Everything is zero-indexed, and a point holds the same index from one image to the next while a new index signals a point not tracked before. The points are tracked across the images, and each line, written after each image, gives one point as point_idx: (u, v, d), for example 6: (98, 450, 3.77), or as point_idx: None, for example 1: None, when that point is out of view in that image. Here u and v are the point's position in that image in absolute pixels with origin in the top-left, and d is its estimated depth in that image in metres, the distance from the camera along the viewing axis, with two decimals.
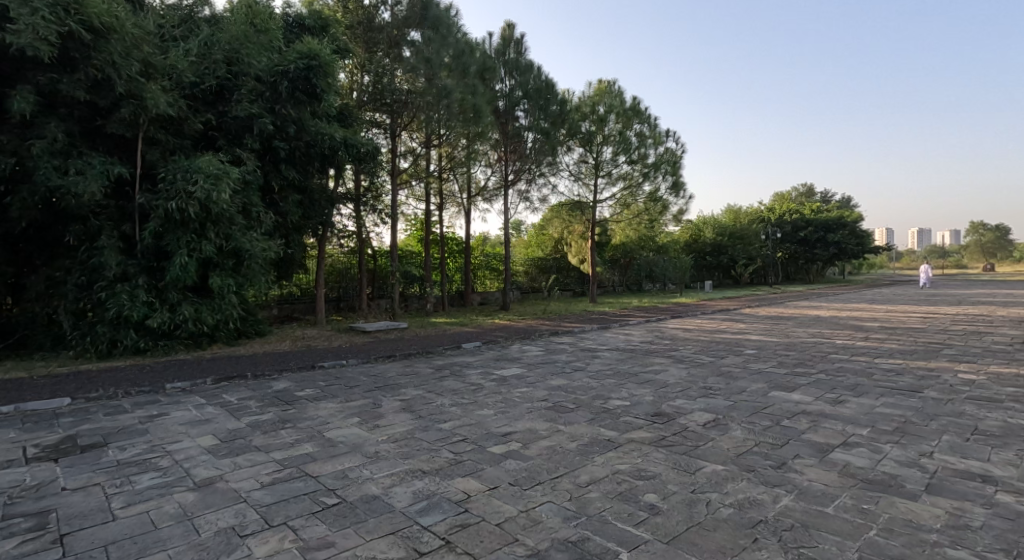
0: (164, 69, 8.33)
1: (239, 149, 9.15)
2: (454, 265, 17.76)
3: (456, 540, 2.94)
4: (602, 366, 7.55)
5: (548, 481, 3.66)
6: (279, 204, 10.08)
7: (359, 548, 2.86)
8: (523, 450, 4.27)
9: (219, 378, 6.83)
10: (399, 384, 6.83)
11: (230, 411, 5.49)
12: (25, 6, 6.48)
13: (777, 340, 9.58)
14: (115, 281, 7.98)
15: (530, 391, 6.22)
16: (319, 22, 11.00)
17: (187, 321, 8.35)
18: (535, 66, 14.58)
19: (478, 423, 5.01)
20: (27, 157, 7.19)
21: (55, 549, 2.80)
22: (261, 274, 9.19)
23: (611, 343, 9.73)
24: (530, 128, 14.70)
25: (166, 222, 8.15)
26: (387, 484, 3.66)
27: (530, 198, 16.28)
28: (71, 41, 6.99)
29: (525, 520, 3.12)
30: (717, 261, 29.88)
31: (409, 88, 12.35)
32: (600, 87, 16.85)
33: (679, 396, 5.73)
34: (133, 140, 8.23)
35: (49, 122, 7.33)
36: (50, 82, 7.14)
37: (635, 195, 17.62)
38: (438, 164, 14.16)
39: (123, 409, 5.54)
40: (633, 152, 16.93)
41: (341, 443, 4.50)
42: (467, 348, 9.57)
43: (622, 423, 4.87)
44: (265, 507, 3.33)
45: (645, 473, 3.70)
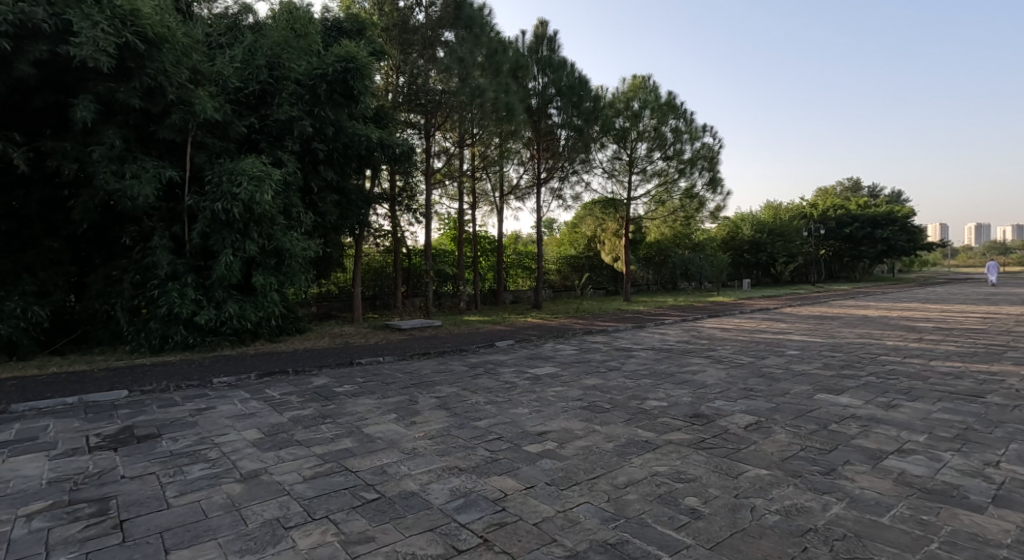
0: (211, 75, 8.64)
1: (281, 151, 9.39)
2: (487, 264, 17.84)
3: (493, 539, 2.94)
4: (638, 366, 7.45)
5: (585, 481, 3.63)
6: (318, 204, 10.28)
7: (398, 544, 2.89)
8: (559, 450, 4.24)
9: (262, 374, 7.03)
10: (434, 381, 6.89)
11: (273, 406, 5.65)
12: (86, 20, 6.78)
13: (821, 341, 9.25)
14: (166, 280, 8.30)
15: (565, 390, 6.19)
16: (356, 25, 11.19)
17: (232, 318, 8.61)
18: (568, 63, 14.48)
19: (513, 422, 5.01)
20: (87, 162, 7.54)
21: (116, 534, 2.93)
22: (302, 273, 9.41)
23: (646, 342, 9.61)
24: (564, 125, 14.63)
25: (212, 223, 8.43)
26: (424, 481, 3.70)
27: (563, 197, 16.26)
28: (127, 51, 7.30)
29: (562, 520, 3.11)
30: (756, 259, 29.05)
31: (442, 89, 12.45)
32: (635, 83, 16.55)
33: (719, 398, 5.61)
34: (183, 144, 8.55)
35: (106, 128, 7.67)
36: (109, 91, 7.48)
37: (670, 192, 17.35)
38: (471, 164, 14.25)
39: (174, 401, 5.77)
40: (668, 148, 16.67)
41: (378, 439, 4.57)
42: (500, 346, 9.59)
43: (660, 424, 4.79)
44: (307, 500, 3.41)
45: (685, 476, 3.63)
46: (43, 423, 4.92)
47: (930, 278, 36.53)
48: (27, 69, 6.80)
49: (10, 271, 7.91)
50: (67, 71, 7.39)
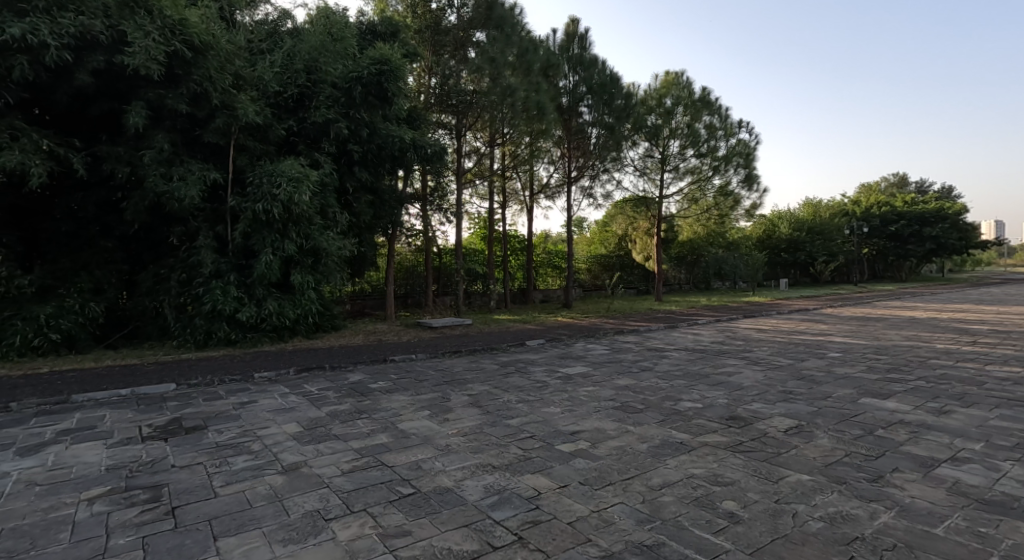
0: (253, 81, 8.91)
1: (317, 153, 9.62)
2: (517, 264, 17.89)
3: (528, 536, 2.96)
4: (671, 367, 7.36)
5: (619, 482, 3.61)
6: (353, 204, 10.48)
7: (435, 539, 2.93)
8: (592, 450, 4.23)
9: (300, 369, 7.22)
10: (466, 379, 6.95)
11: (311, 401, 5.80)
12: (139, 30, 7.08)
13: (865, 343, 8.95)
14: (210, 278, 8.60)
15: (596, 390, 6.16)
16: (389, 28, 11.36)
17: (272, 315, 8.87)
18: (599, 60, 14.38)
19: (545, 421, 5.01)
20: (138, 165, 7.88)
21: (168, 520, 3.06)
22: (337, 272, 9.62)
23: (679, 343, 9.48)
24: (595, 123, 14.56)
25: (253, 223, 8.69)
26: (459, 478, 3.74)
27: (594, 196, 16.19)
28: (176, 59, 7.60)
29: (597, 521, 3.10)
30: (794, 258, 28.24)
31: (474, 89, 12.54)
32: (668, 79, 16.26)
33: (756, 400, 5.49)
34: (226, 147, 8.83)
35: (156, 133, 7.98)
36: (158, 97, 7.79)
37: (704, 190, 17.08)
38: (501, 163, 14.32)
39: (219, 395, 5.98)
40: (702, 145, 16.38)
41: (413, 435, 4.64)
42: (531, 345, 9.59)
43: (695, 426, 4.72)
44: (346, 493, 3.49)
45: (722, 479, 3.57)
46: (99, 414, 5.17)
47: (982, 278, 34.99)
48: (85, 78, 7.16)
49: (68, 270, 8.34)
50: (121, 79, 7.73)
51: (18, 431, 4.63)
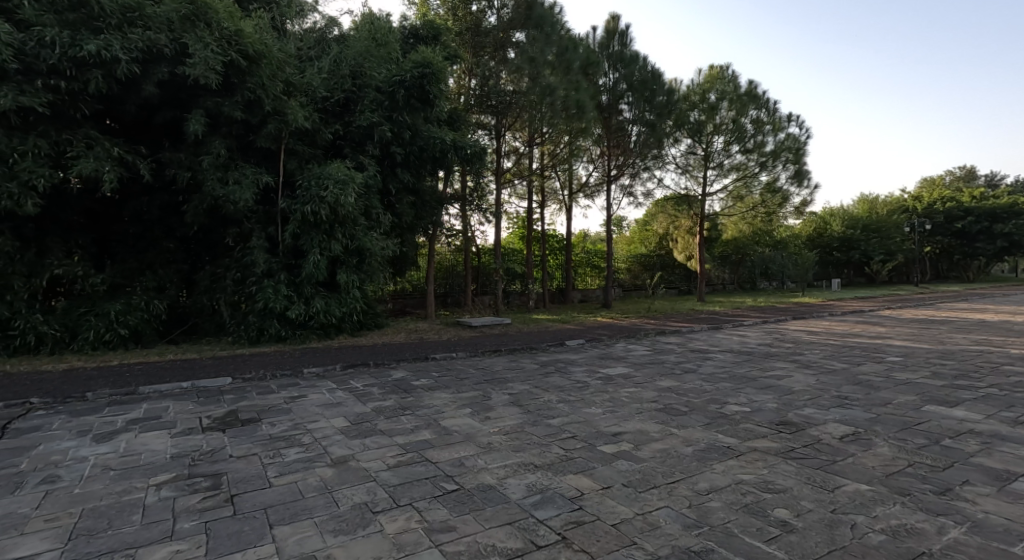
0: (302, 87, 9.20)
1: (362, 156, 9.84)
2: (556, 263, 17.85)
3: (572, 536, 2.95)
4: (716, 369, 7.19)
5: (664, 485, 3.56)
6: (396, 205, 10.67)
7: (479, 535, 2.96)
8: (636, 452, 4.18)
9: (346, 365, 7.42)
10: (506, 378, 6.99)
11: (357, 396, 5.95)
12: (199, 42, 7.44)
13: (928, 347, 8.48)
14: (262, 277, 8.93)
15: (638, 391, 6.09)
16: (431, 31, 11.49)
17: (319, 313, 9.14)
18: (640, 56, 14.17)
19: (587, 422, 4.98)
20: (197, 170, 8.25)
21: (228, 507, 3.20)
22: (381, 271, 9.83)
23: (724, 344, 9.25)
24: (635, 121, 14.38)
25: (302, 224, 8.96)
26: (502, 476, 3.76)
27: (635, 194, 15.97)
28: (232, 69, 7.95)
29: (642, 524, 3.06)
30: (847, 258, 27.10)
31: (513, 89, 12.59)
32: (712, 74, 15.82)
33: (808, 405, 5.30)
34: (277, 152, 9.14)
35: (213, 139, 8.34)
36: (216, 105, 8.16)
37: (750, 187, 16.61)
38: (540, 162, 14.32)
39: (271, 389, 6.21)
40: (748, 140, 15.89)
41: (455, 432, 4.69)
42: (571, 345, 9.54)
43: (743, 430, 4.60)
44: (392, 487, 3.57)
45: (773, 487, 3.47)
46: (163, 405, 5.45)
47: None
48: (150, 89, 7.56)
49: (134, 269, 8.81)
50: (183, 89, 8.12)
51: (93, 418, 4.94)
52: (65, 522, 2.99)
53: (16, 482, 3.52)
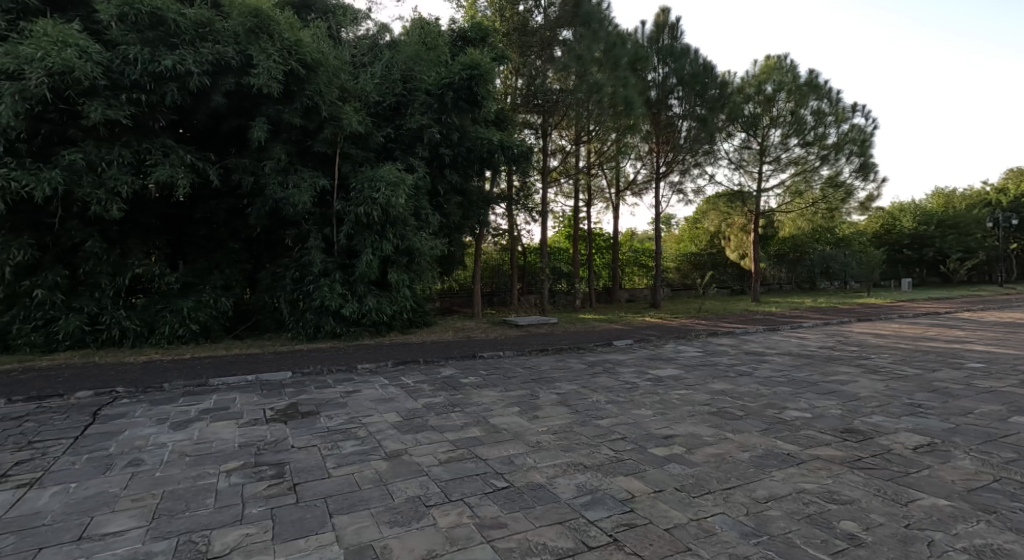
0: (356, 92, 9.48)
1: (413, 158, 10.02)
2: (602, 262, 17.67)
3: (624, 539, 2.92)
4: (772, 372, 6.94)
5: (719, 491, 3.47)
6: (444, 206, 10.83)
7: (530, 533, 2.98)
8: (688, 455, 4.10)
9: (398, 362, 7.61)
10: (553, 377, 6.98)
11: (408, 392, 6.09)
12: (263, 53, 7.82)
13: (1013, 353, 7.89)
14: (319, 276, 9.27)
15: (689, 394, 5.96)
16: (479, 33, 11.58)
17: (372, 311, 9.41)
18: (691, 49, 13.83)
19: (636, 423, 4.92)
20: (260, 175, 8.64)
21: (290, 494, 3.35)
22: (429, 271, 10.02)
23: (781, 347, 8.90)
24: (686, 115, 14.06)
25: (356, 225, 9.23)
26: (551, 475, 3.77)
27: (684, 191, 15.60)
28: (292, 77, 8.29)
29: (697, 529, 3.00)
30: (919, 256, 25.64)
31: (560, 88, 12.56)
32: (769, 64, 15.20)
33: (875, 412, 5.05)
34: (332, 156, 9.44)
35: (275, 145, 8.72)
36: (277, 112, 8.53)
37: (810, 181, 15.95)
38: (587, 160, 14.20)
39: (328, 383, 6.45)
40: (808, 133, 15.20)
41: (504, 430, 4.73)
42: (618, 345, 9.44)
43: (804, 437, 4.43)
44: (444, 482, 3.63)
45: (838, 497, 3.32)
46: (231, 396, 5.75)
47: None
48: (219, 99, 7.99)
49: (204, 268, 9.31)
50: (247, 98, 8.54)
51: (170, 407, 5.27)
52: (149, 502, 3.21)
53: (106, 463, 3.80)
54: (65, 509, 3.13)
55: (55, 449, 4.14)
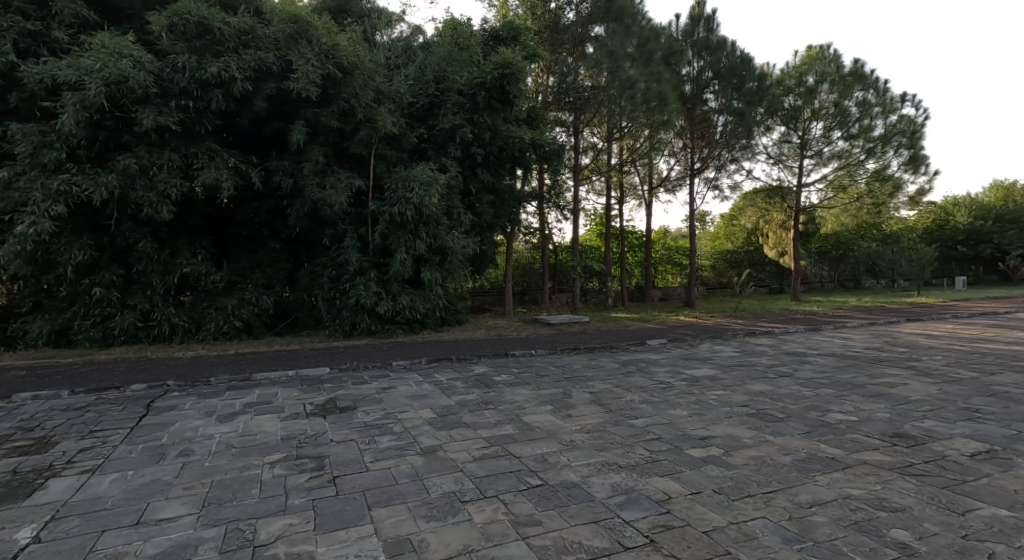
0: (390, 94, 9.61)
1: (445, 158, 10.09)
2: (635, 261, 17.45)
3: (661, 540, 2.88)
4: (814, 373, 6.74)
5: (759, 495, 3.39)
6: (476, 205, 10.88)
7: (565, 532, 2.97)
8: (726, 457, 4.01)
9: (431, 359, 7.69)
10: (586, 376, 6.93)
11: (442, 389, 6.14)
12: (302, 58, 8.02)
13: None
14: (355, 274, 9.44)
15: (727, 394, 5.82)
16: (511, 31, 11.57)
17: (405, 309, 9.53)
18: (727, 42, 13.50)
19: (672, 423, 4.85)
20: (299, 176, 8.86)
21: (330, 487, 3.42)
22: (462, 269, 10.08)
23: (824, 348, 8.62)
24: (722, 110, 13.74)
25: (390, 224, 9.36)
26: (586, 474, 3.74)
27: (720, 187, 15.26)
28: (329, 81, 8.47)
29: (737, 533, 2.94)
30: (975, 252, 24.47)
31: (592, 84, 12.47)
32: (810, 54, 14.71)
33: (927, 417, 4.84)
34: (368, 157, 9.58)
35: (313, 147, 8.92)
36: (315, 115, 8.72)
37: (854, 176, 15.40)
38: (619, 157, 14.03)
39: (364, 379, 6.56)
40: (852, 126, 14.66)
41: (538, 428, 4.73)
42: (652, 345, 9.31)
43: (849, 441, 4.28)
44: (479, 478, 3.65)
45: (888, 505, 3.20)
46: (272, 391, 5.91)
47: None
48: (260, 103, 8.23)
49: (247, 267, 9.60)
50: (287, 102, 8.77)
51: (216, 400, 5.45)
52: (199, 491, 3.32)
53: (160, 453, 3.96)
54: (123, 495, 3.27)
55: (114, 438, 4.33)
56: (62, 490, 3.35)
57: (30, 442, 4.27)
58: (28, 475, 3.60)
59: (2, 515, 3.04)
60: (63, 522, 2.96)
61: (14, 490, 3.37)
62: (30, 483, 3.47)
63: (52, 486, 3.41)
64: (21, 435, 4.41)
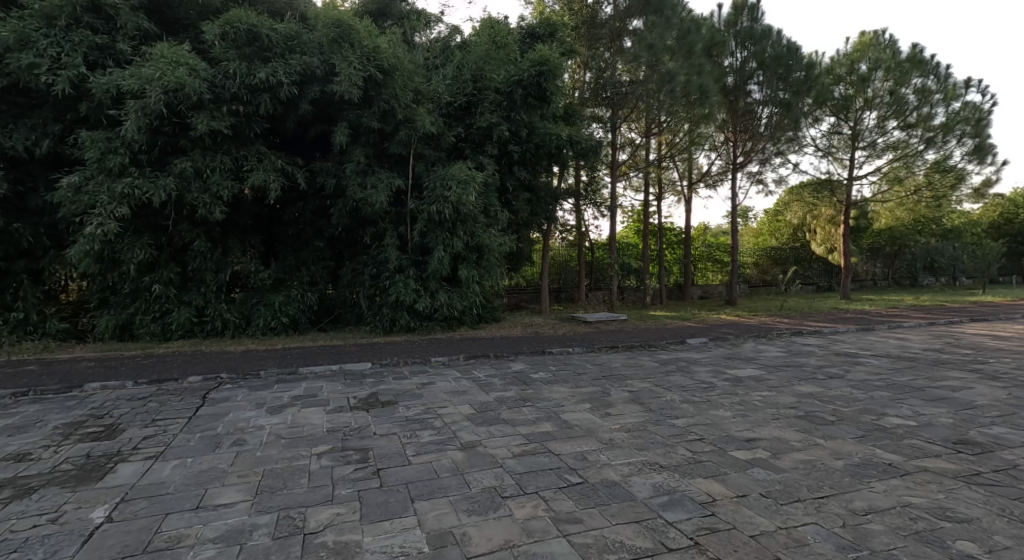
0: (429, 94, 9.70)
1: (483, 156, 10.12)
2: (673, 258, 17.12)
3: (706, 542, 2.82)
4: (866, 375, 6.46)
5: (810, 500, 3.27)
6: (513, 203, 10.91)
7: (606, 530, 2.93)
8: (773, 460, 3.88)
9: (469, 355, 7.74)
10: (625, 375, 6.84)
11: (480, 385, 6.17)
12: (345, 61, 8.21)
13: None
14: (394, 272, 9.59)
15: (772, 396, 5.64)
16: (548, 28, 11.51)
17: (443, 306, 9.64)
18: (773, 31, 13.05)
19: (715, 424, 4.73)
20: (342, 177, 9.05)
21: (374, 479, 3.48)
22: (499, 267, 10.09)
23: (877, 348, 8.26)
24: (767, 101, 13.32)
25: (429, 223, 9.45)
26: (626, 473, 3.69)
27: (764, 181, 14.80)
28: (371, 83, 8.63)
29: (787, 539, 2.84)
30: None
31: (630, 79, 12.27)
32: (863, 41, 14.04)
33: (993, 423, 4.57)
34: (407, 157, 9.70)
35: (355, 148, 9.11)
36: (357, 117, 8.90)
37: (911, 168, 14.69)
38: (657, 153, 13.78)
39: (404, 375, 6.66)
40: (909, 115, 13.99)
41: (576, 426, 4.69)
42: (693, 344, 9.13)
43: (908, 446, 4.08)
44: (519, 474, 3.65)
45: (953, 515, 3.03)
46: (318, 384, 6.06)
47: None
48: (305, 106, 8.46)
49: (292, 265, 9.87)
50: (330, 105, 8.98)
51: (266, 393, 5.63)
52: (252, 479, 3.44)
53: (216, 442, 4.12)
54: (184, 480, 3.41)
55: (174, 427, 4.53)
56: (131, 474, 3.52)
57: (100, 428, 4.51)
58: (99, 459, 3.80)
59: (77, 496, 3.22)
60: (132, 503, 3.11)
61: (87, 473, 3.56)
62: (102, 466, 3.66)
63: (121, 471, 3.59)
64: (91, 423, 4.67)
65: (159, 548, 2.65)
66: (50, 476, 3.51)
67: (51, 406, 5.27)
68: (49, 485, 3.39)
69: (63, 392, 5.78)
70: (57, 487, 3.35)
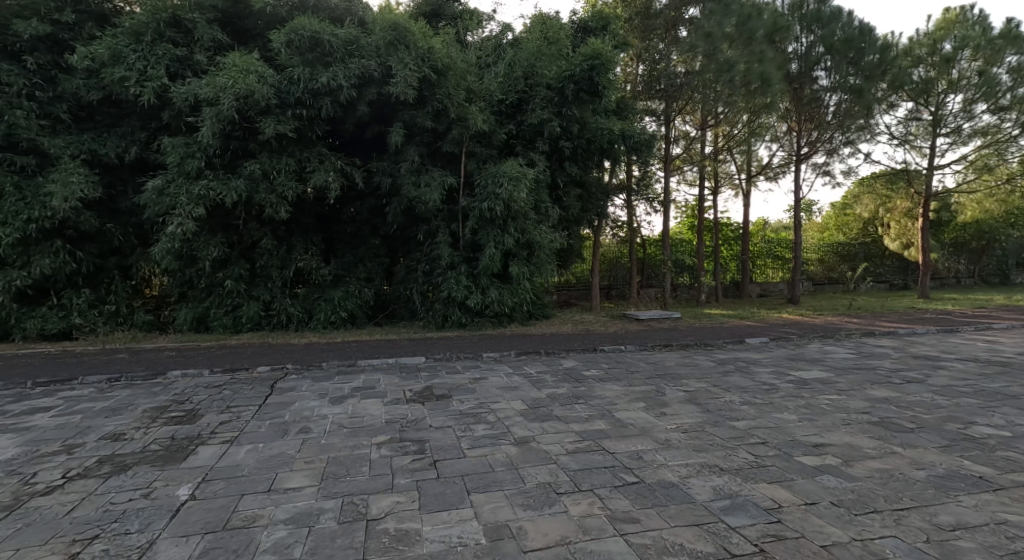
0: (481, 92, 9.73)
1: (534, 153, 10.08)
2: (730, 254, 16.51)
3: (772, 549, 2.68)
4: (947, 380, 6.01)
5: (888, 511, 3.06)
6: (563, 200, 10.84)
7: (665, 532, 2.84)
8: (845, 468, 3.66)
9: (521, 352, 7.72)
10: (680, 374, 6.65)
11: (532, 382, 6.15)
12: (401, 63, 8.34)
13: None
14: (447, 268, 9.70)
15: (842, 399, 5.34)
16: (600, 21, 11.33)
17: (494, 303, 9.68)
18: (843, 12, 12.21)
19: (779, 428, 4.51)
20: (397, 175, 9.22)
21: (431, 469, 3.51)
22: (550, 264, 10.01)
23: (962, 351, 7.66)
24: (835, 88, 12.60)
25: (480, 220, 9.50)
26: (684, 475, 3.57)
27: (831, 173, 14.04)
28: (425, 83, 8.74)
29: (863, 551, 2.67)
30: None
31: (685, 70, 11.85)
32: (948, 18, 13.08)
33: None
34: (460, 155, 9.76)
35: (410, 148, 9.25)
36: (411, 117, 9.04)
37: (1003, 155, 13.57)
38: (713, 145, 13.36)
39: (457, 369, 6.73)
40: (998, 98, 12.92)
41: (631, 426, 4.58)
42: (751, 343, 8.78)
43: (1000, 459, 3.76)
44: (573, 471, 3.59)
45: None
46: (375, 377, 6.21)
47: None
48: (363, 108, 8.68)
49: (351, 261, 10.16)
50: (386, 105, 9.16)
51: (329, 384, 5.82)
52: (318, 465, 3.55)
53: (283, 429, 4.28)
54: (257, 464, 3.56)
55: (246, 413, 4.74)
56: (210, 456, 3.70)
57: (182, 413, 4.78)
58: (183, 441, 4.02)
59: (165, 474, 3.41)
60: (211, 483, 3.26)
61: (172, 453, 3.77)
62: (184, 448, 3.87)
63: (202, 452, 3.78)
64: (174, 407, 4.95)
65: (236, 526, 2.76)
66: (140, 455, 3.74)
67: (139, 390, 5.63)
68: (140, 462, 3.61)
69: (149, 378, 6.15)
70: (147, 465, 3.56)
